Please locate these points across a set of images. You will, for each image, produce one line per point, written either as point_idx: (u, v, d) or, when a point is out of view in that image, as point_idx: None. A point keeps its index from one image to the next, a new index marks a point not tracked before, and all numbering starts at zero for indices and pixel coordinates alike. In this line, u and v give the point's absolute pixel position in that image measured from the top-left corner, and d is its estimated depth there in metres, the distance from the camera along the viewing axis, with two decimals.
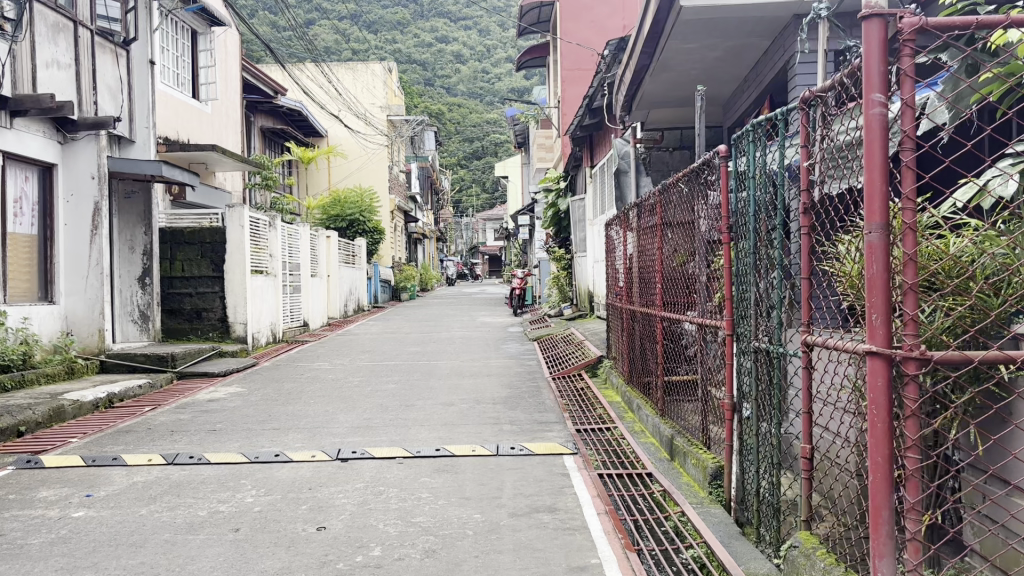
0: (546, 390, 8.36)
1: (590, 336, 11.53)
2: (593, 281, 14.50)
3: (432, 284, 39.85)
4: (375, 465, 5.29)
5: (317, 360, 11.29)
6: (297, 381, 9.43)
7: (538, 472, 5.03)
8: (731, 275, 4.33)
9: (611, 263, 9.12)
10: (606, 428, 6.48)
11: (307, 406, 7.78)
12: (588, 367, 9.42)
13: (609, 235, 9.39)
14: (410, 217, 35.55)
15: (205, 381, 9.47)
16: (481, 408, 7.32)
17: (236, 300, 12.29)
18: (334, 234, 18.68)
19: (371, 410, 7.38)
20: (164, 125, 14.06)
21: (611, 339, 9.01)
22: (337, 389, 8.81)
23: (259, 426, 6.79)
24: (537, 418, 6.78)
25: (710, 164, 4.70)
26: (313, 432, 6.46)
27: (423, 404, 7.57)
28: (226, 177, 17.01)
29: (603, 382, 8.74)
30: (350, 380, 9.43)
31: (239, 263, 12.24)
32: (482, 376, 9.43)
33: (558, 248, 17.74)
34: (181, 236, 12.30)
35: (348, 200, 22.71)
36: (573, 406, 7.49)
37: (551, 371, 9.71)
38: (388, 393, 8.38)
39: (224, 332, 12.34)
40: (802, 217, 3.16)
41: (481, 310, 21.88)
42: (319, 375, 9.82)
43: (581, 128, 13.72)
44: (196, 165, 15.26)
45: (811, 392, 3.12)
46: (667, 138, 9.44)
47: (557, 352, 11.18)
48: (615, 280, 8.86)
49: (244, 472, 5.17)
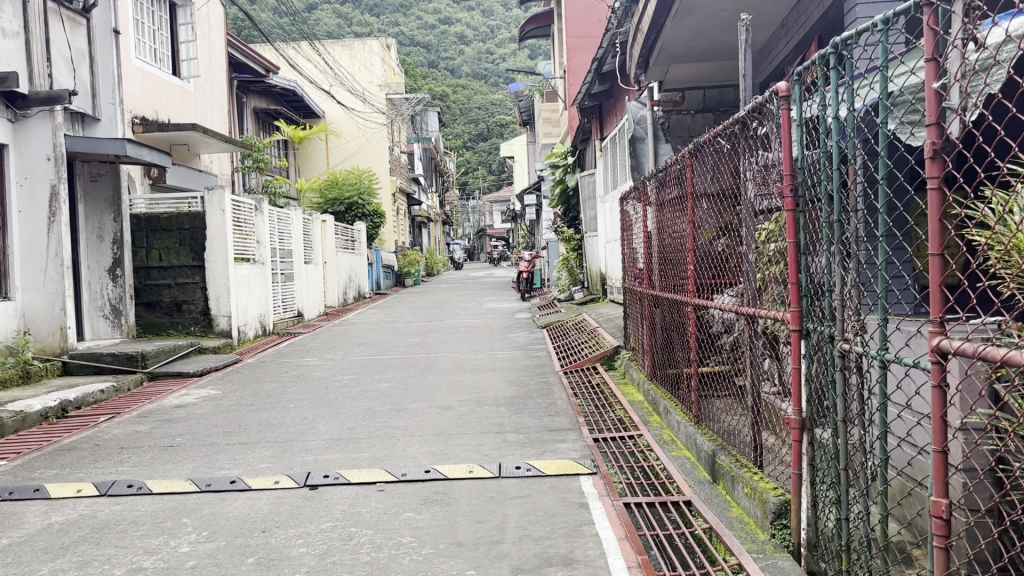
0: (558, 387, 7.40)
1: (605, 323, 10.53)
2: (606, 261, 13.51)
3: (439, 268, 38.89)
4: (350, 494, 4.34)
5: (307, 355, 10.36)
6: (279, 381, 8.48)
7: (550, 502, 4.06)
8: (798, 252, 3.26)
9: (628, 245, 8.11)
10: (629, 436, 5.49)
11: (285, 412, 6.84)
12: (603, 359, 8.44)
13: (624, 211, 8.32)
14: (414, 200, 34.49)
15: (178, 383, 8.54)
16: (483, 413, 6.35)
17: (219, 290, 11.35)
18: (330, 218, 17.74)
19: (356, 416, 6.41)
20: (141, 104, 13.12)
21: (631, 327, 7.97)
22: (322, 390, 7.84)
23: (224, 441, 5.85)
24: (547, 426, 5.81)
25: (766, 110, 3.61)
26: (284, 448, 5.51)
27: (417, 408, 6.60)
28: (213, 159, 16.06)
29: (621, 377, 7.78)
30: (338, 378, 8.49)
31: (221, 251, 11.28)
32: (486, 371, 8.45)
33: (568, 228, 16.67)
34: (158, 222, 11.35)
35: (345, 182, 21.66)
36: (588, 408, 6.48)
37: (562, 364, 8.73)
38: (378, 394, 7.43)
39: (207, 326, 11.40)
40: (927, 166, 2.11)
41: (488, 295, 20.89)
42: (304, 374, 8.86)
43: (590, 97, 12.69)
44: (178, 147, 14.31)
45: (947, 421, 2.10)
46: (689, 99, 8.37)
47: (569, 341, 10.19)
48: (633, 261, 7.86)
49: (187, 508, 4.22)
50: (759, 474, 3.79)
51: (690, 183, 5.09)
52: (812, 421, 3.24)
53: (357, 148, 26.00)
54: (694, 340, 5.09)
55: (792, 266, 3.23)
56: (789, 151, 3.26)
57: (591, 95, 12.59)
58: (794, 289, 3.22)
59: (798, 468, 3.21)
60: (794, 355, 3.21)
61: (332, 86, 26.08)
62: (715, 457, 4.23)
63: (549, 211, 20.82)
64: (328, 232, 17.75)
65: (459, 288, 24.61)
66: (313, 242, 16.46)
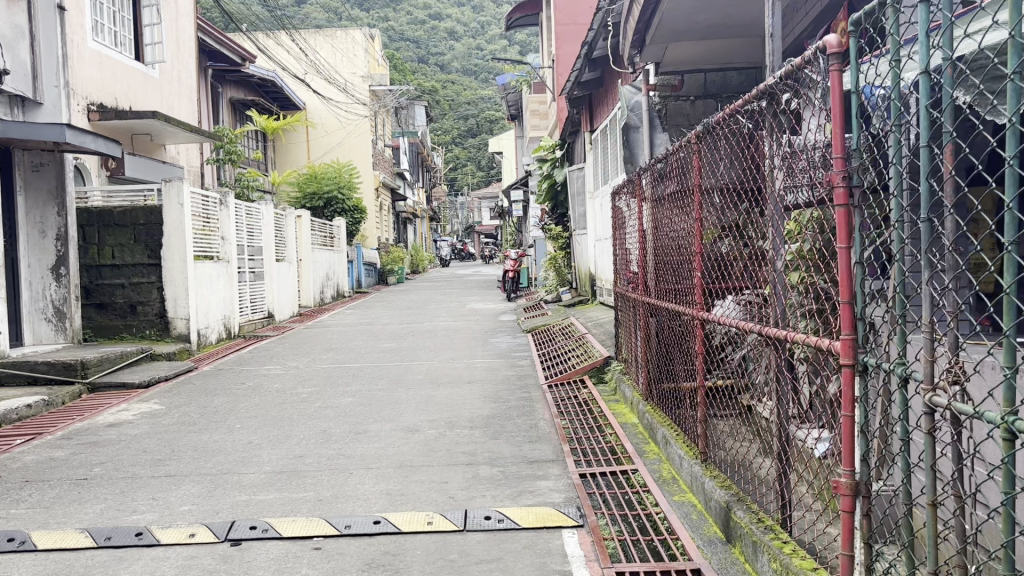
0: (541, 405, 6.57)
1: (594, 329, 9.72)
2: (596, 261, 12.73)
3: (425, 265, 38.07)
4: (280, 554, 3.51)
5: (269, 363, 9.50)
6: (231, 395, 7.61)
7: (524, 572, 3.23)
8: (852, 262, 2.43)
9: (620, 245, 7.30)
10: (621, 471, 4.65)
11: (229, 434, 5.99)
12: (592, 372, 7.62)
13: (614, 207, 7.49)
14: (399, 195, 33.60)
15: (120, 395, 7.66)
16: (452, 439, 5.51)
17: (177, 291, 10.46)
18: (306, 214, 16.88)
19: (307, 442, 5.57)
20: (98, 90, 12.21)
21: (623, 335, 7.16)
22: (276, 407, 6.98)
23: (149, 472, 5.00)
24: (527, 456, 4.99)
25: (809, 75, 2.75)
26: (215, 485, 4.65)
27: (378, 433, 5.75)
28: (180, 151, 15.15)
29: (612, 393, 6.96)
30: (298, 392, 7.65)
31: (179, 249, 10.40)
32: (462, 384, 7.61)
33: (555, 225, 15.85)
34: (110, 217, 10.46)
35: (324, 176, 20.74)
36: (575, 433, 5.65)
37: (546, 376, 7.92)
38: (338, 412, 6.59)
39: (164, 329, 10.53)
40: None
41: (471, 294, 20.02)
42: (261, 387, 7.99)
43: (578, 86, 11.87)
44: (140, 137, 13.38)
45: None
46: (689, 84, 7.52)
47: (555, 348, 9.38)
48: (626, 264, 7.05)
49: (73, 573, 3.38)
50: (789, 542, 2.98)
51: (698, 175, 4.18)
52: (868, 485, 2.45)
53: (339, 141, 25.08)
54: (700, 363, 4.26)
55: (844, 281, 2.43)
56: (839, 126, 2.44)
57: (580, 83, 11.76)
58: (845, 310, 2.42)
59: (850, 549, 2.42)
60: (845, 400, 2.42)
61: (307, 74, 25.10)
62: (729, 509, 3.43)
63: (536, 208, 20.02)
64: (303, 228, 16.88)
65: (444, 286, 23.73)
66: (285, 238, 15.56)
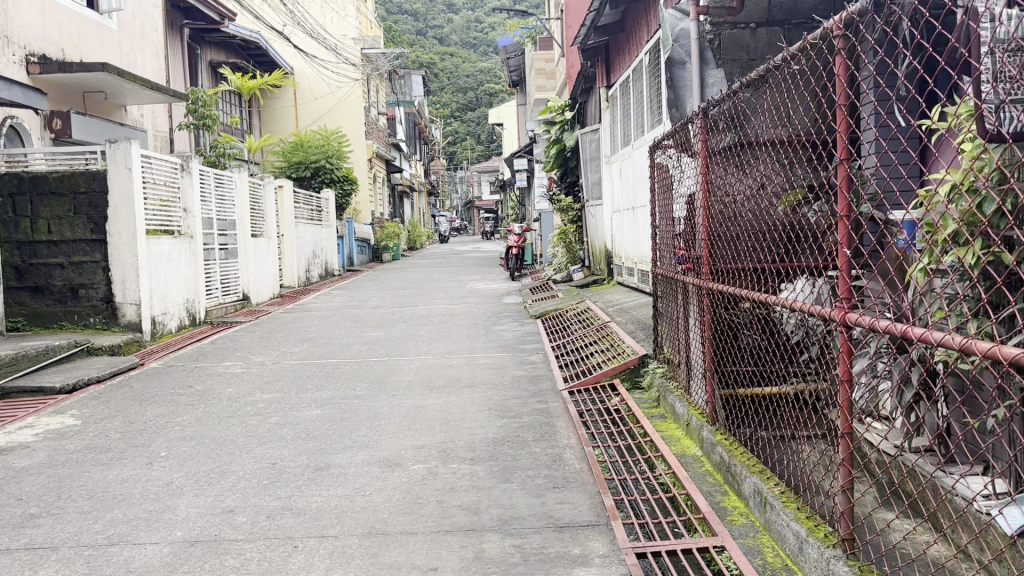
0: (564, 424, 5.01)
1: (619, 316, 8.17)
2: (614, 235, 11.18)
3: (422, 241, 36.45)
4: None
5: (229, 358, 7.94)
6: (171, 405, 6.04)
7: None
8: None
9: (663, 212, 5.69)
10: (703, 550, 3.09)
11: (145, 468, 4.42)
12: (624, 373, 6.02)
13: (655, 161, 5.85)
14: (395, 168, 31.85)
15: (33, 405, 6.08)
16: (446, 483, 3.94)
17: (125, 272, 8.84)
18: (288, 183, 15.26)
19: (248, 487, 4.02)
20: (40, 39, 10.49)
21: (666, 329, 5.62)
22: (221, 423, 5.42)
23: (9, 538, 3.44)
24: (555, 518, 3.42)
25: None
26: (90, 569, 3.10)
27: (344, 471, 4.18)
28: (143, 112, 13.45)
29: (652, 404, 5.39)
30: (256, 399, 6.09)
31: (127, 221, 8.78)
32: (460, 390, 6.04)
33: (565, 196, 14.25)
34: (45, 184, 8.84)
35: (311, 143, 19.07)
36: (615, 472, 4.11)
37: (564, 377, 6.36)
38: (298, 433, 5.03)
39: (111, 317, 8.91)
40: None
41: (470, 272, 18.46)
42: (211, 393, 6.43)
43: (596, 30, 10.19)
44: (93, 96, 11.70)
45: None
46: (749, 6, 5.73)
47: (572, 340, 7.84)
48: (671, 238, 5.45)
49: None
50: None
51: (845, 86, 2.53)
52: None
53: (329, 107, 23.34)
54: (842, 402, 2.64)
55: None
56: None
57: (597, 26, 10.12)
58: None
59: None
60: None
61: (286, 28, 23.21)
62: None
63: (542, 177, 18.39)
64: (284, 199, 15.21)
65: (440, 264, 22.14)
66: (264, 211, 13.92)
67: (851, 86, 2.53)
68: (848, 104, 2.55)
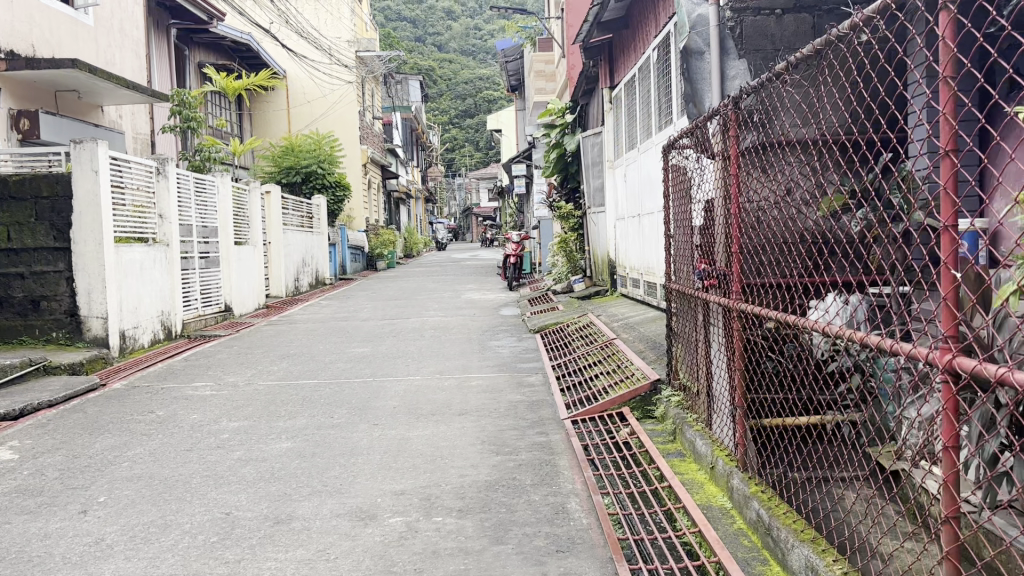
0: (567, 464, 4.35)
1: (625, 332, 7.53)
2: (618, 244, 10.57)
3: (420, 249, 35.78)
4: None
5: (200, 378, 7.27)
6: (127, 435, 5.38)
7: None
8: None
9: (679, 220, 5.03)
10: None
11: (76, 519, 3.76)
12: (634, 402, 5.37)
13: (671, 162, 5.20)
14: (391, 175, 31.21)
15: None
16: (427, 544, 3.28)
17: (91, 282, 8.19)
18: (276, 189, 14.64)
19: (190, 547, 3.37)
20: (9, 34, 9.81)
21: (682, 353, 4.97)
22: (177, 458, 4.76)
23: None
24: None
25: None
26: None
27: (308, 526, 3.54)
28: (122, 113, 12.82)
29: (667, 438, 4.74)
30: (221, 429, 5.43)
31: (93, 227, 8.16)
32: (450, 419, 5.38)
33: (565, 202, 13.62)
34: (4, 187, 8.23)
35: (302, 148, 18.47)
36: (630, 530, 3.47)
37: (566, 403, 5.71)
38: (263, 473, 4.38)
39: (75, 332, 8.24)
40: None
41: (467, 282, 17.82)
42: (172, 420, 5.75)
43: (599, 25, 9.59)
44: (66, 95, 11.07)
45: None
46: None
47: (574, 359, 7.20)
48: (689, 250, 4.78)
49: None
50: None
51: (955, 52, 1.85)
52: None
53: (322, 111, 22.76)
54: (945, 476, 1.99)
55: None
56: None
57: (600, 23, 9.54)
58: None
59: None
60: None
61: (273, 25, 22.60)
62: None
63: (542, 183, 17.78)
64: (272, 206, 14.60)
65: (435, 272, 21.51)
66: (249, 218, 13.29)
67: (962, 54, 1.86)
68: (957, 79, 1.88)
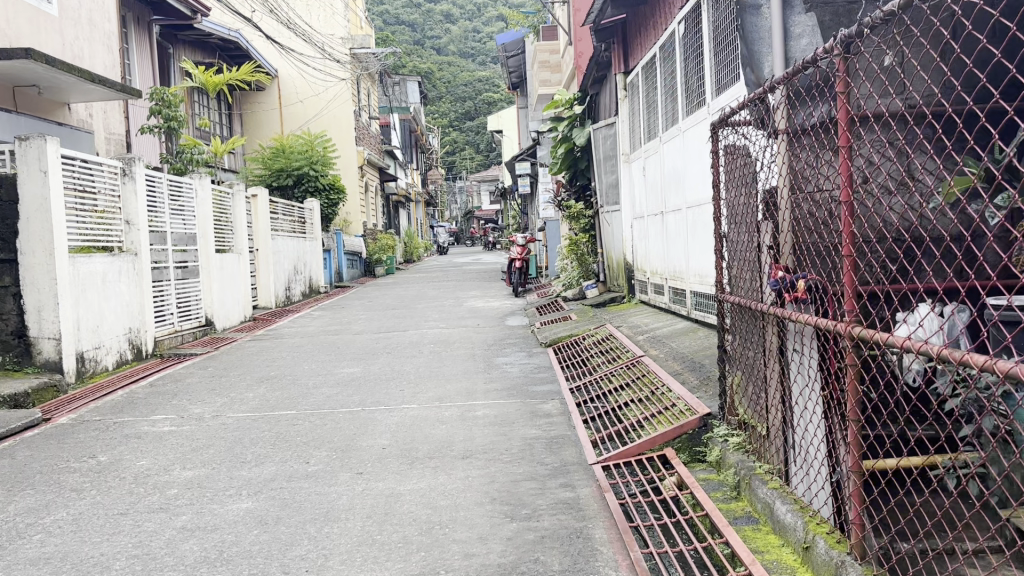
0: (603, 535, 3.33)
1: (654, 348, 6.50)
2: (635, 246, 9.56)
3: (421, 254, 34.73)
4: None
5: (162, 409, 6.23)
6: (52, 490, 4.35)
7: None
8: None
9: (734, 213, 4.01)
10: None
11: None
12: (679, 442, 4.35)
13: (722, 143, 4.16)
14: (390, 177, 30.19)
15: None
16: None
17: (42, 299, 7.17)
18: (263, 192, 13.64)
19: None
20: None
21: (742, 382, 3.94)
22: (104, 528, 3.73)
23: None
24: None
25: None
26: None
27: None
28: (93, 112, 11.82)
29: (729, 492, 3.70)
30: (169, 482, 4.39)
31: (43, 237, 7.15)
32: (452, 465, 4.36)
33: (574, 201, 12.61)
34: None
35: (293, 148, 17.43)
36: None
37: (590, 441, 4.70)
38: (207, 554, 3.35)
39: (24, 355, 7.20)
40: None
41: (471, 288, 16.77)
42: (114, 468, 4.72)
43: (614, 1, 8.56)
44: (26, 91, 10.08)
45: None
46: None
47: (593, 381, 6.17)
48: (751, 251, 3.75)
49: None
50: None
51: None
52: None
53: (316, 111, 21.76)
54: None
55: None
56: None
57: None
58: None
59: None
60: None
61: (254, 15, 21.51)
62: None
63: (548, 181, 16.77)
64: (260, 210, 13.60)
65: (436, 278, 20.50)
66: (233, 223, 12.29)
67: None
68: None
